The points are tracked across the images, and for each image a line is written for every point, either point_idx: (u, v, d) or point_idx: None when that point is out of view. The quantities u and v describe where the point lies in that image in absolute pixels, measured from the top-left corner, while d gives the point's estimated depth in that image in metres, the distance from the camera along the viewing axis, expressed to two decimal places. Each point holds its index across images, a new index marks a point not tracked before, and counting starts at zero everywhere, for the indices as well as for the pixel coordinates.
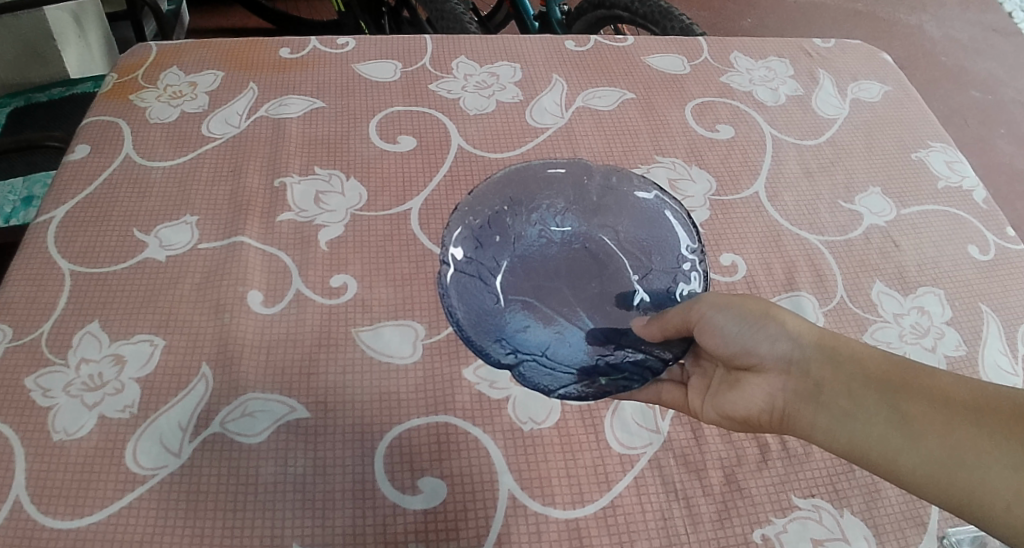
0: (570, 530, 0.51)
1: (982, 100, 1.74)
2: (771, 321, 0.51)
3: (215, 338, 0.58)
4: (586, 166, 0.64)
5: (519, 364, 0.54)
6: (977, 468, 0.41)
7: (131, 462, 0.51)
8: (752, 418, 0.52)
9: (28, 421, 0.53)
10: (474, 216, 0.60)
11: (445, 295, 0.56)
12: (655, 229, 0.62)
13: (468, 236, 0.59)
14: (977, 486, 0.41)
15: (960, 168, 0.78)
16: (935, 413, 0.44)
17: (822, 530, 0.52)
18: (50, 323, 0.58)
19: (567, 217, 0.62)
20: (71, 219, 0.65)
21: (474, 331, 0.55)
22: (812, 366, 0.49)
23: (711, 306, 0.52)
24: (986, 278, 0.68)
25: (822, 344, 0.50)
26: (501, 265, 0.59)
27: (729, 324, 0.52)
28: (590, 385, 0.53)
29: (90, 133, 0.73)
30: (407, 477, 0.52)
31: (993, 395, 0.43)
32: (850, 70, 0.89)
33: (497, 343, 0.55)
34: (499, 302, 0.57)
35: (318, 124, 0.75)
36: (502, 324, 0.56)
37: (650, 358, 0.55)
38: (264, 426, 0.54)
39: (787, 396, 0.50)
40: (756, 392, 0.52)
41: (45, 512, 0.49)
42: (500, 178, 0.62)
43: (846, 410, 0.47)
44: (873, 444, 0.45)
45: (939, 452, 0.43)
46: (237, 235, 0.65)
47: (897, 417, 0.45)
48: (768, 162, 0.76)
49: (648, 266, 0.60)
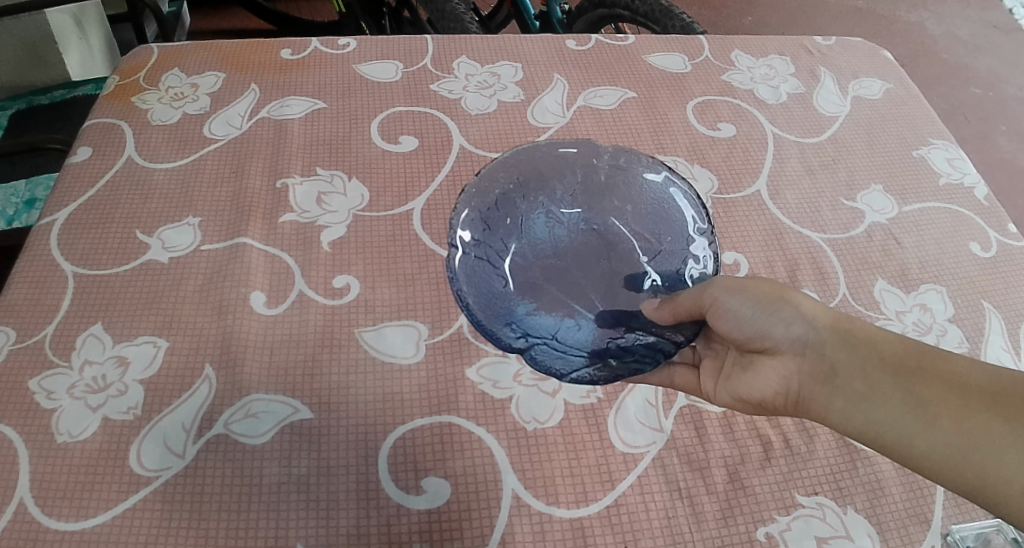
0: (574, 529, 0.51)
1: (983, 97, 1.73)
2: (785, 305, 0.51)
3: (218, 340, 0.58)
4: (595, 147, 0.62)
5: (530, 348, 0.54)
6: (992, 452, 0.41)
7: (134, 463, 0.51)
8: (765, 401, 0.53)
9: (32, 424, 0.53)
10: (483, 198, 0.58)
11: (453, 280, 0.55)
12: (664, 210, 0.60)
13: (477, 219, 0.58)
14: (991, 470, 0.41)
15: (961, 165, 0.78)
16: (950, 398, 0.43)
17: (826, 528, 0.52)
18: (53, 326, 0.58)
19: (575, 200, 0.61)
20: (73, 222, 0.65)
21: (484, 315, 0.54)
22: (827, 349, 0.49)
23: (724, 289, 0.52)
24: (988, 275, 0.68)
25: (837, 328, 0.49)
26: (509, 247, 0.58)
27: (742, 308, 0.52)
28: (602, 367, 0.53)
29: (91, 136, 0.73)
30: (410, 477, 0.52)
31: (1009, 380, 0.43)
32: (851, 68, 0.89)
33: (507, 327, 0.54)
34: (509, 286, 0.56)
35: (320, 125, 0.75)
36: (512, 308, 0.55)
37: (662, 341, 0.54)
38: (267, 427, 0.54)
39: (802, 379, 0.49)
40: (770, 375, 0.52)
41: (49, 515, 0.49)
42: (508, 159, 0.60)
43: (860, 393, 0.46)
44: (889, 427, 0.45)
45: (954, 436, 0.42)
46: (239, 237, 0.65)
47: (913, 400, 0.44)
48: (769, 160, 0.76)
49: (657, 248, 0.60)
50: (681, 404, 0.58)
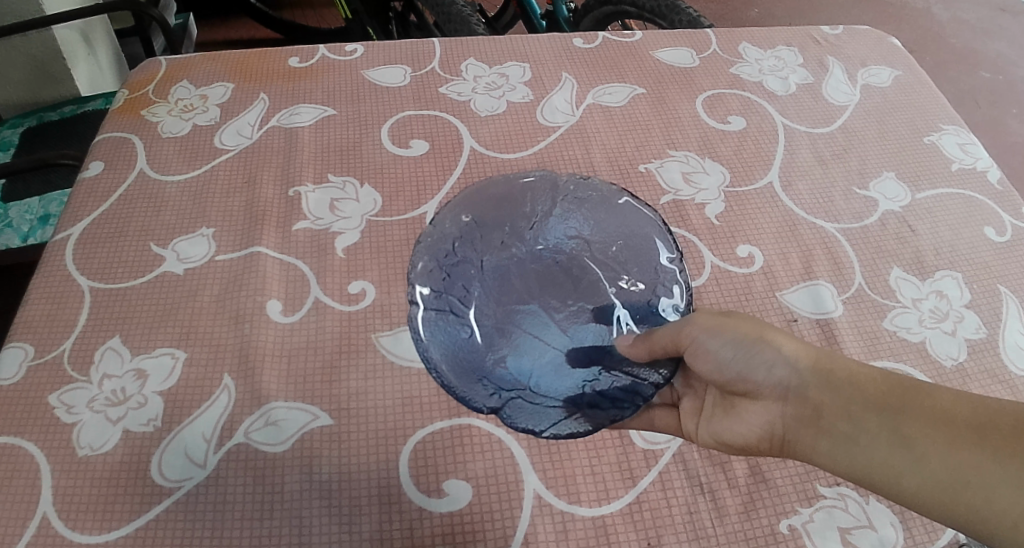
0: (597, 527, 0.51)
1: (992, 81, 1.72)
2: (766, 346, 0.51)
3: (235, 349, 0.58)
4: (556, 178, 0.65)
5: (504, 405, 0.55)
6: (983, 486, 0.40)
7: (155, 475, 0.52)
8: (749, 446, 0.52)
9: (54, 438, 0.53)
10: (440, 246, 0.60)
11: (418, 341, 0.57)
12: (629, 239, 0.62)
13: (435, 268, 0.59)
14: (983, 505, 0.40)
15: (973, 150, 0.77)
16: (933, 433, 0.43)
17: (849, 519, 0.52)
18: (71, 340, 0.58)
19: (539, 230, 0.62)
20: (87, 236, 0.66)
21: (454, 374, 0.56)
22: (810, 392, 0.48)
23: (702, 329, 0.53)
24: (1005, 260, 0.67)
25: (818, 368, 0.49)
26: (469, 284, 0.58)
27: (722, 348, 0.52)
28: (579, 417, 0.55)
29: (103, 150, 0.73)
30: (431, 481, 0.52)
31: (992, 410, 0.42)
32: (860, 56, 0.88)
33: (479, 383, 0.55)
34: (474, 334, 0.56)
35: (330, 131, 0.75)
36: (481, 359, 0.56)
37: (639, 383, 0.56)
38: (288, 435, 0.54)
39: (787, 423, 0.49)
40: (753, 419, 0.52)
41: (73, 528, 0.49)
42: (461, 201, 0.63)
43: (845, 433, 0.46)
44: (876, 466, 0.44)
45: (942, 471, 0.42)
46: (254, 246, 0.65)
47: (897, 437, 0.44)
48: (781, 152, 0.76)
49: (625, 279, 0.60)
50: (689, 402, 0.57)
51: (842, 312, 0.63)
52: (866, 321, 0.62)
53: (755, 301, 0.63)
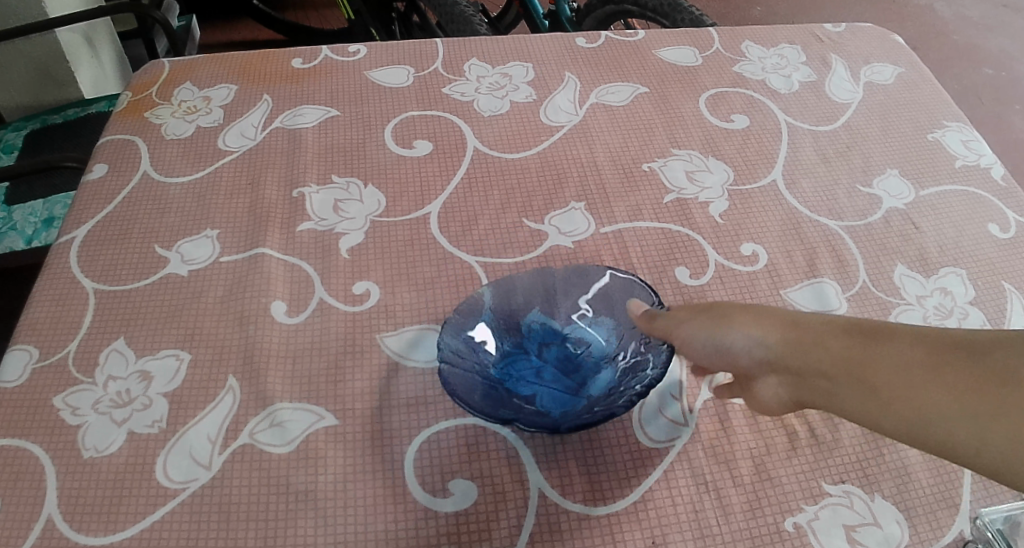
0: (602, 526, 0.50)
1: (995, 77, 1.72)
2: (730, 324, 0.47)
3: (241, 351, 0.58)
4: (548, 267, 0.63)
5: (517, 418, 0.49)
6: (954, 423, 0.37)
7: (160, 476, 0.51)
8: (773, 414, 0.48)
9: (57, 440, 0.53)
10: (457, 329, 0.56)
11: (444, 380, 0.51)
12: (616, 300, 0.59)
13: (456, 346, 0.55)
14: (957, 444, 0.37)
15: (977, 146, 0.77)
16: (897, 377, 0.39)
17: (853, 516, 0.51)
18: (76, 342, 0.59)
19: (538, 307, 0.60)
20: (91, 239, 0.66)
21: (474, 400, 0.51)
22: (787, 359, 0.44)
23: (676, 322, 0.49)
24: (1010, 256, 0.67)
25: (786, 329, 0.45)
26: (481, 307, 0.58)
27: (693, 335, 0.48)
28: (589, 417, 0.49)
29: (107, 152, 0.73)
30: (436, 480, 0.52)
31: (955, 338, 0.39)
32: (863, 54, 0.88)
33: (499, 409, 0.50)
34: (496, 393, 0.53)
35: (334, 132, 0.76)
36: (502, 402, 0.52)
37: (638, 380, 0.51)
38: (294, 435, 0.54)
39: (782, 392, 0.45)
40: (764, 394, 0.47)
41: (77, 530, 0.48)
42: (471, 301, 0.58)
43: (826, 390, 0.42)
44: (861, 419, 0.41)
45: (914, 416, 0.38)
46: (258, 247, 0.65)
47: (863, 387, 0.40)
48: (784, 150, 0.76)
49: (622, 337, 0.57)
50: (704, 397, 0.57)
51: (848, 309, 0.62)
52: (871, 319, 0.62)
53: (760, 300, 0.63)
